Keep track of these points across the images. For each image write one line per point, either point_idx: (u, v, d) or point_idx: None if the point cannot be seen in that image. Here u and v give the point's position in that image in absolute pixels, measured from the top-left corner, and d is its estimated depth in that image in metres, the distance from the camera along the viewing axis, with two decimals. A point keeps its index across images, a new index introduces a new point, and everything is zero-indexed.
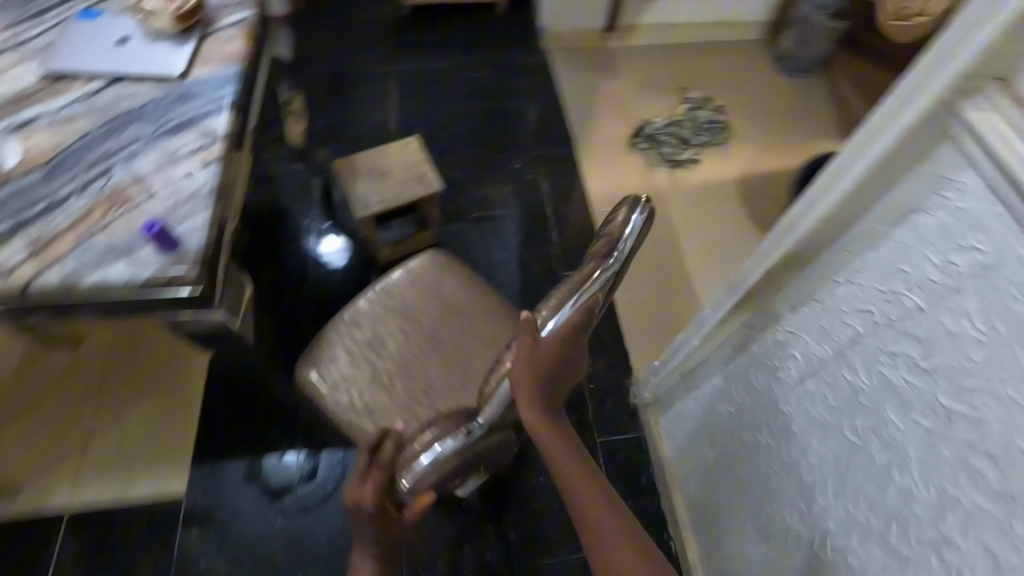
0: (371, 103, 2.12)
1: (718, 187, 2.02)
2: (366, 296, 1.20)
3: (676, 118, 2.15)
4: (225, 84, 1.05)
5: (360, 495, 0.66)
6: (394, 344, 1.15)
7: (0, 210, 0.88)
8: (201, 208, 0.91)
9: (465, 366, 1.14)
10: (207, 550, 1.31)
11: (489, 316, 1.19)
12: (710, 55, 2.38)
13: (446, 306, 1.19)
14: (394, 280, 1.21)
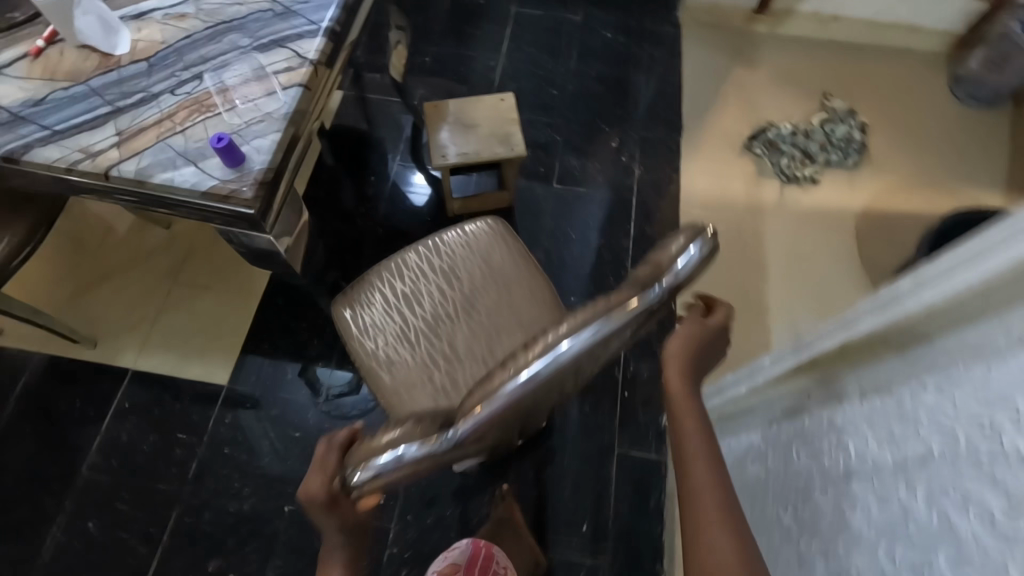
0: (483, 48, 2.05)
1: (834, 216, 1.78)
2: (416, 249, 1.19)
3: (806, 128, 1.89)
4: (326, 7, 1.03)
5: (312, 487, 0.65)
6: (429, 304, 1.14)
7: (103, 94, 0.93)
8: (273, 130, 0.92)
9: (492, 344, 1.11)
10: (230, 441, 1.41)
11: (530, 300, 1.15)
12: (870, 61, 2.05)
13: (490, 277, 1.17)
14: (446, 240, 1.19)
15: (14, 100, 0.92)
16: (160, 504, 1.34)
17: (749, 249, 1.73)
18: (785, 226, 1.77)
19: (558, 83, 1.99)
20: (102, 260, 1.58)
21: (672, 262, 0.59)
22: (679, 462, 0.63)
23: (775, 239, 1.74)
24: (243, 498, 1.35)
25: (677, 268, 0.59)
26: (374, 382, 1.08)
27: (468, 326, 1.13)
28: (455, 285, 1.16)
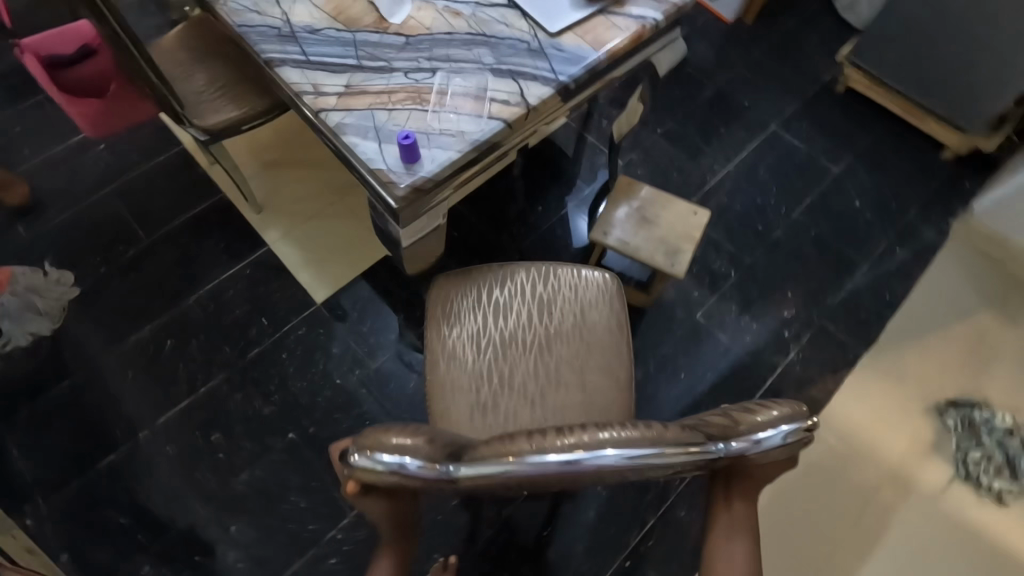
0: (717, 147, 1.94)
1: (991, 550, 1.40)
2: (528, 268, 1.33)
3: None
4: (573, 64, 1.05)
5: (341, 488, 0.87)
6: (515, 322, 1.28)
7: (359, 47, 1.05)
8: (456, 148, 0.96)
9: (546, 385, 1.24)
10: (292, 349, 1.55)
11: (601, 364, 1.26)
12: None
13: (578, 326, 1.29)
14: (559, 273, 1.33)
15: (300, 20, 1.08)
16: (219, 363, 1.53)
17: (862, 516, 1.43)
18: (923, 522, 1.42)
19: (769, 220, 1.80)
20: (304, 149, 1.82)
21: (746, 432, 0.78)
22: (730, 532, 0.85)
23: (895, 528, 1.42)
24: (270, 400, 1.48)
25: (753, 436, 0.77)
26: (433, 367, 1.24)
27: (534, 359, 1.26)
28: (544, 318, 1.29)
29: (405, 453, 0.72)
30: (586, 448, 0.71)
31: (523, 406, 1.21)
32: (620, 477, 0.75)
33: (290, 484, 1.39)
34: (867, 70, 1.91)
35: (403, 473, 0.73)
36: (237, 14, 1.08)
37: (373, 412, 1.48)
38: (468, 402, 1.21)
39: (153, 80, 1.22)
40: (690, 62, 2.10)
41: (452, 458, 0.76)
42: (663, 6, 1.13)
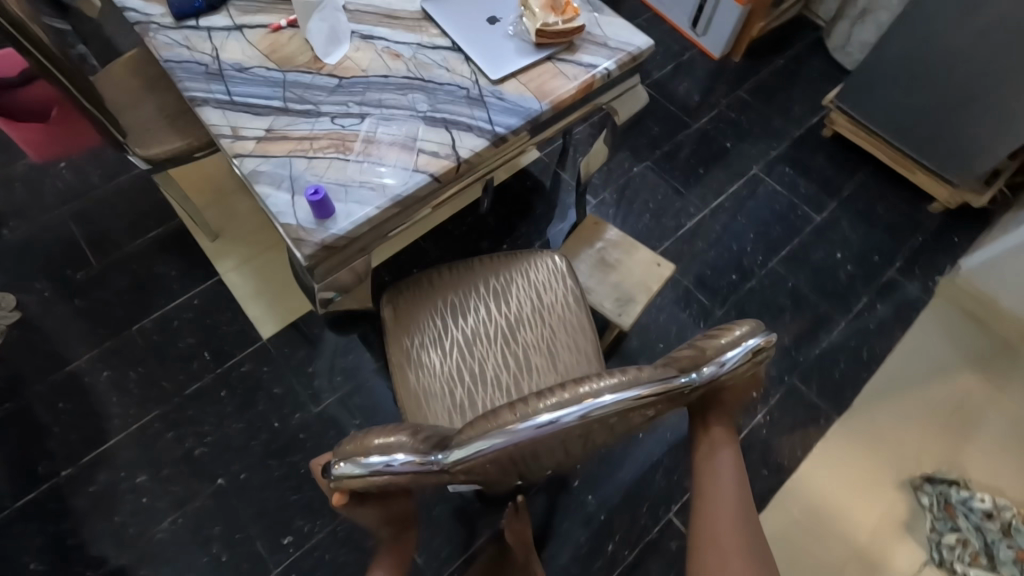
0: (695, 190, 1.87)
1: None
2: (478, 262, 1.30)
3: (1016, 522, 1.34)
4: (512, 114, 0.99)
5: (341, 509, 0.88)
6: (480, 311, 1.24)
7: (287, 88, 0.99)
8: (374, 202, 0.89)
9: (519, 369, 1.18)
10: (232, 387, 1.47)
11: (575, 342, 1.23)
12: None
13: (540, 311, 1.25)
14: (512, 259, 1.31)
15: (231, 58, 1.02)
16: (153, 399, 1.45)
17: None
18: None
19: (744, 270, 1.72)
20: None
21: (715, 356, 0.82)
22: (711, 445, 0.91)
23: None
24: (203, 441, 1.40)
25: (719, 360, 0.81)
26: (400, 378, 1.17)
27: (503, 344, 1.21)
28: (506, 303, 1.25)
29: (394, 451, 0.75)
30: (559, 411, 0.72)
31: (499, 394, 1.16)
32: (601, 426, 0.77)
33: (214, 534, 1.31)
34: (854, 116, 1.84)
35: (393, 469, 0.75)
36: (165, 47, 1.03)
37: (309, 460, 1.39)
38: (443, 398, 1.15)
39: (86, 108, 1.17)
40: (671, 102, 2.05)
41: (440, 446, 0.80)
42: (616, 54, 1.08)
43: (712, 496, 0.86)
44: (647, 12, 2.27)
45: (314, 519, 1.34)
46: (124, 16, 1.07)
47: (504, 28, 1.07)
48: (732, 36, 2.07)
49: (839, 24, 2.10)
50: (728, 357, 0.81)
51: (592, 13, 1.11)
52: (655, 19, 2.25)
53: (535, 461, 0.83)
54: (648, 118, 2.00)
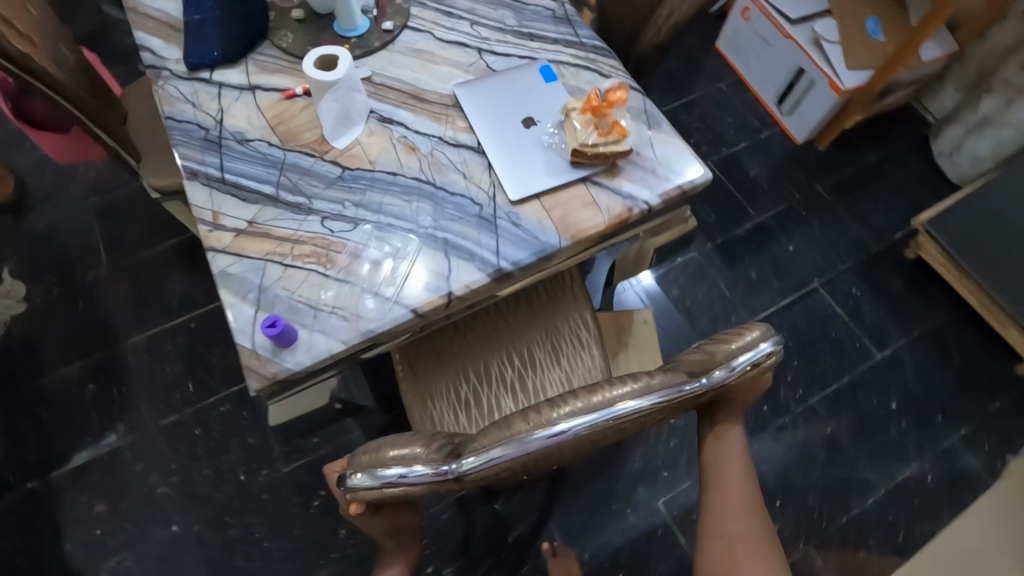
0: (742, 294, 1.67)
1: None
2: None
3: None
4: (524, 247, 0.85)
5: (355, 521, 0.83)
6: (483, 315, 1.17)
7: (285, 171, 0.89)
8: (343, 335, 0.77)
9: (525, 366, 1.13)
10: (207, 427, 1.42)
11: (582, 337, 1.16)
12: None
13: (542, 307, 1.18)
14: None
15: (234, 124, 0.93)
16: (129, 423, 1.42)
17: None
18: None
19: (779, 401, 1.52)
20: None
21: (723, 359, 0.74)
22: (714, 436, 0.86)
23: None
24: (166, 480, 1.36)
25: (731, 363, 0.73)
26: (407, 385, 1.12)
27: (510, 342, 1.16)
28: (510, 304, 1.18)
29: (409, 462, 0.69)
30: (561, 423, 0.66)
31: (507, 394, 1.11)
32: (605, 434, 0.72)
33: None
34: (945, 247, 1.58)
35: (407, 480, 0.70)
36: (169, 100, 0.95)
37: (265, 524, 1.32)
38: (457, 408, 1.10)
39: (92, 129, 1.13)
40: (736, 185, 1.84)
41: (451, 452, 0.73)
42: (662, 187, 0.92)
43: (717, 487, 0.83)
44: (730, 76, 2.05)
45: None
46: (139, 56, 1.00)
47: (540, 134, 0.93)
48: (821, 124, 1.83)
49: (950, 128, 1.83)
50: (737, 361, 0.73)
51: (645, 130, 0.96)
52: (738, 86, 2.03)
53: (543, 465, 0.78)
54: (706, 200, 1.81)
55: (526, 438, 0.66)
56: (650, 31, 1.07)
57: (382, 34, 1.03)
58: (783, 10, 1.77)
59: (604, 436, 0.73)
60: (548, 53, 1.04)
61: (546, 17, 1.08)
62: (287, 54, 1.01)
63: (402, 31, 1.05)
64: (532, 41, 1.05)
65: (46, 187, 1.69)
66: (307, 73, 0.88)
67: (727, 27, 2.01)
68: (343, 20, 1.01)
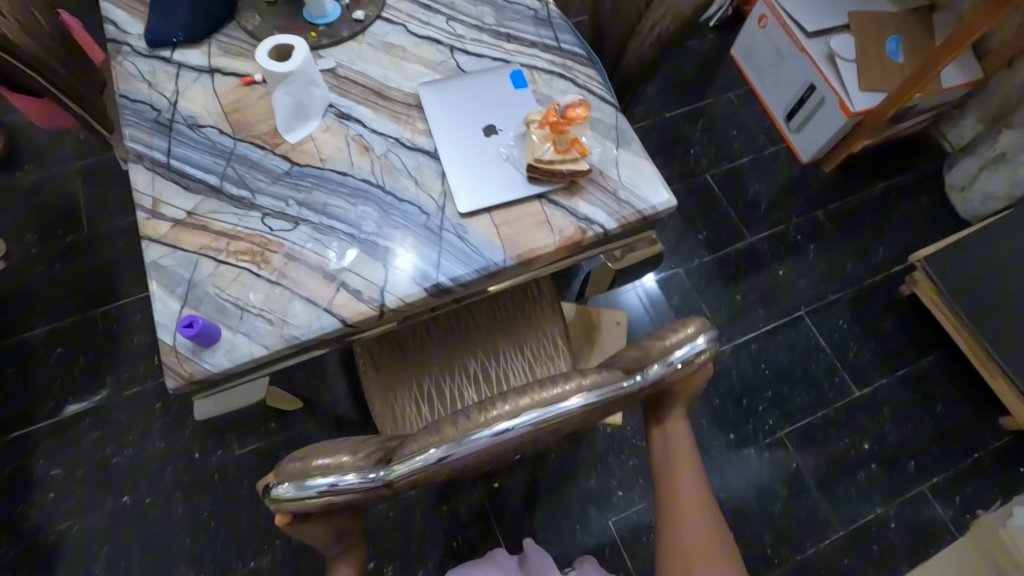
0: (723, 316, 1.62)
1: None
2: None
3: None
4: (466, 263, 0.82)
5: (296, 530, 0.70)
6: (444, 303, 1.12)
7: (233, 162, 0.87)
8: (266, 340, 0.76)
9: (489, 358, 1.08)
10: (167, 402, 1.43)
11: (547, 325, 1.12)
12: None
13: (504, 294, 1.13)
14: None
15: (188, 108, 0.91)
16: (92, 392, 1.43)
17: None
18: None
19: (746, 431, 1.49)
20: None
21: (661, 354, 0.63)
22: (658, 421, 0.82)
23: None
24: (121, 451, 1.37)
25: (670, 358, 0.62)
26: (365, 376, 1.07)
27: (475, 333, 1.10)
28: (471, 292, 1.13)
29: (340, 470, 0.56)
30: (494, 424, 0.56)
31: (469, 384, 1.06)
32: (544, 435, 0.62)
33: (100, 556, 1.29)
34: (940, 287, 1.51)
35: (338, 493, 0.57)
36: (127, 78, 0.93)
37: (213, 505, 1.34)
38: (419, 401, 1.06)
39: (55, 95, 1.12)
40: (732, 201, 1.78)
41: (382, 455, 0.60)
42: (622, 210, 0.87)
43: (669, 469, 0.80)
44: (741, 86, 1.96)
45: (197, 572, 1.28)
46: (103, 28, 0.97)
47: (500, 145, 0.89)
48: (828, 145, 1.75)
49: (965, 161, 1.73)
50: (680, 353, 0.63)
51: (611, 148, 0.91)
52: (748, 97, 1.95)
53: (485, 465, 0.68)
54: (700, 215, 1.75)
55: (464, 438, 0.55)
56: (634, 43, 1.02)
57: (352, 24, 0.99)
58: (800, 21, 1.68)
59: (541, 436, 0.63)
60: (523, 57, 0.99)
61: (527, 18, 1.03)
62: (252, 38, 0.97)
63: (374, 22, 1.00)
64: (508, 42, 1.01)
65: (34, 146, 1.69)
66: (260, 62, 0.85)
67: (743, 33, 1.92)
68: (311, 7, 0.97)
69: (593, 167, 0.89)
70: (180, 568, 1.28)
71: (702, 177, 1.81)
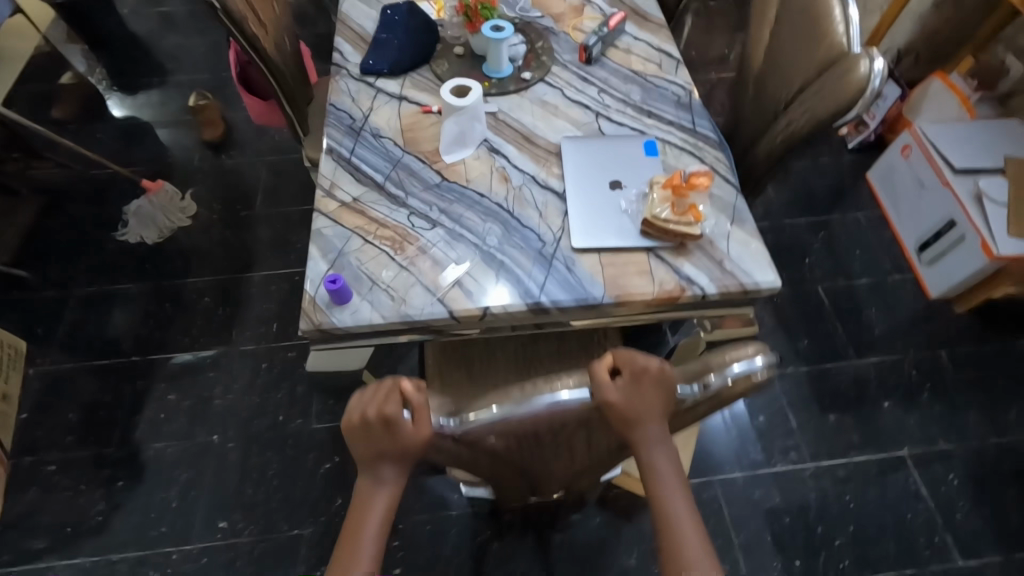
0: (811, 431, 1.51)
1: None
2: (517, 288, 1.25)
3: None
4: (567, 291, 0.89)
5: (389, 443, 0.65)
6: (513, 344, 1.18)
7: (397, 168, 1.05)
8: (384, 312, 0.87)
9: None
10: (271, 365, 1.62)
11: None
12: None
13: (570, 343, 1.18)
14: None
15: (376, 121, 1.12)
16: (218, 339, 1.66)
17: None
18: None
19: (814, 563, 1.35)
20: None
21: (720, 366, 0.65)
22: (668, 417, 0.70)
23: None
24: (225, 395, 1.57)
25: (726, 372, 0.64)
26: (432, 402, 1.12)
27: (542, 370, 1.15)
28: (541, 339, 1.18)
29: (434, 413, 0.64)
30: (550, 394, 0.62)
31: None
32: (594, 420, 0.69)
33: (179, 479, 1.45)
34: None
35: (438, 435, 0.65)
36: (338, 92, 1.17)
37: (280, 466, 1.47)
38: None
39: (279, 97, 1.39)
40: (842, 318, 1.70)
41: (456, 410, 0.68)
42: (725, 280, 0.91)
43: (653, 467, 0.68)
44: (871, 209, 1.93)
45: (249, 523, 1.39)
46: (332, 55, 1.25)
47: (622, 198, 0.98)
48: (962, 285, 1.64)
49: None
50: (737, 368, 0.64)
51: (726, 223, 0.97)
52: (878, 221, 1.90)
53: (533, 448, 0.74)
54: (803, 322, 1.69)
55: (522, 402, 0.61)
56: (766, 141, 1.10)
57: (520, 81, 1.17)
58: (947, 157, 1.65)
59: (589, 424, 0.71)
60: (660, 131, 1.10)
61: (670, 100, 1.16)
62: (439, 79, 1.19)
63: (538, 82, 1.18)
64: (648, 116, 1.13)
65: (241, 139, 2.11)
66: (442, 96, 1.03)
67: (883, 158, 1.91)
68: (492, 63, 1.17)
69: (705, 235, 0.95)
70: (237, 514, 1.40)
71: (812, 287, 1.76)
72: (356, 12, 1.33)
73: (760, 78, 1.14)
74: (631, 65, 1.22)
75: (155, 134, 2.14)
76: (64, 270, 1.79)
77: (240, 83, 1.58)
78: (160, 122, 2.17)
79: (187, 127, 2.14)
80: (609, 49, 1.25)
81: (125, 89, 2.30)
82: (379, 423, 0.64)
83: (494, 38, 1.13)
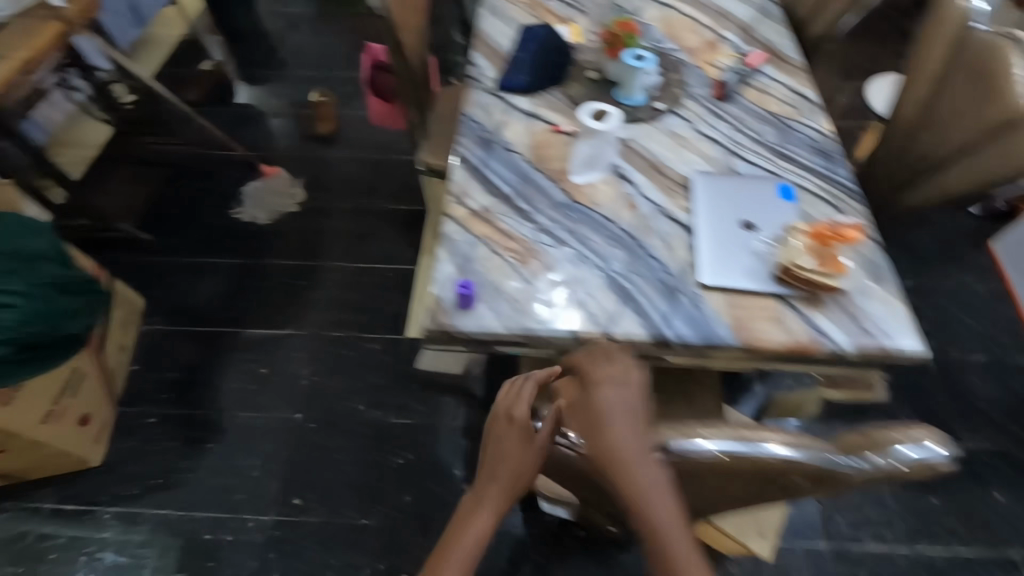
0: (908, 512, 1.40)
1: None
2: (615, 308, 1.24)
3: None
4: (693, 328, 0.87)
5: (511, 438, 0.75)
6: None
7: (527, 183, 1.07)
8: (507, 323, 0.88)
9: None
10: (358, 353, 1.68)
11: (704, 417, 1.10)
12: None
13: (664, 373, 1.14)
14: None
15: (507, 136, 1.15)
16: (311, 322, 1.74)
17: None
18: None
19: None
20: None
21: (881, 447, 0.63)
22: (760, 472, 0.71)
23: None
24: (312, 376, 1.63)
25: (891, 455, 0.61)
26: None
27: None
28: None
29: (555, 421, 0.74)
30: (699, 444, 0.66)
31: None
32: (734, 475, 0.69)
33: (261, 450, 1.52)
34: None
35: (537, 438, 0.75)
36: (473, 104, 1.21)
37: (355, 453, 1.51)
38: None
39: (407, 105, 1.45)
40: (953, 396, 1.57)
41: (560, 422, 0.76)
42: (864, 339, 0.86)
43: None
44: (995, 282, 1.78)
45: (321, 504, 1.44)
46: (468, 68, 1.30)
47: (756, 239, 0.96)
48: None
49: None
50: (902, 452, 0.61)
51: (866, 279, 0.92)
52: (1001, 296, 1.76)
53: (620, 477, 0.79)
54: (908, 391, 1.57)
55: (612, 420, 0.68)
56: (928, 185, 1.08)
57: (652, 110, 1.18)
58: None
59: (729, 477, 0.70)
60: (796, 175, 1.07)
61: (807, 146, 1.12)
62: (571, 101, 1.21)
63: (670, 113, 1.18)
64: (783, 159, 1.10)
65: (351, 136, 2.22)
66: (581, 118, 1.05)
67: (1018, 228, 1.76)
68: (625, 90, 1.18)
69: (843, 289, 0.91)
70: (310, 494, 1.45)
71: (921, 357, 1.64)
72: (493, 30, 1.38)
73: (910, 127, 1.11)
74: (766, 105, 1.20)
75: (274, 122, 2.29)
76: (183, 239, 1.93)
77: (366, 89, 1.69)
78: (280, 112, 2.33)
79: (303, 119, 2.28)
80: (745, 88, 1.23)
81: (252, 79, 2.49)
82: (504, 412, 0.77)
83: (633, 66, 1.14)
